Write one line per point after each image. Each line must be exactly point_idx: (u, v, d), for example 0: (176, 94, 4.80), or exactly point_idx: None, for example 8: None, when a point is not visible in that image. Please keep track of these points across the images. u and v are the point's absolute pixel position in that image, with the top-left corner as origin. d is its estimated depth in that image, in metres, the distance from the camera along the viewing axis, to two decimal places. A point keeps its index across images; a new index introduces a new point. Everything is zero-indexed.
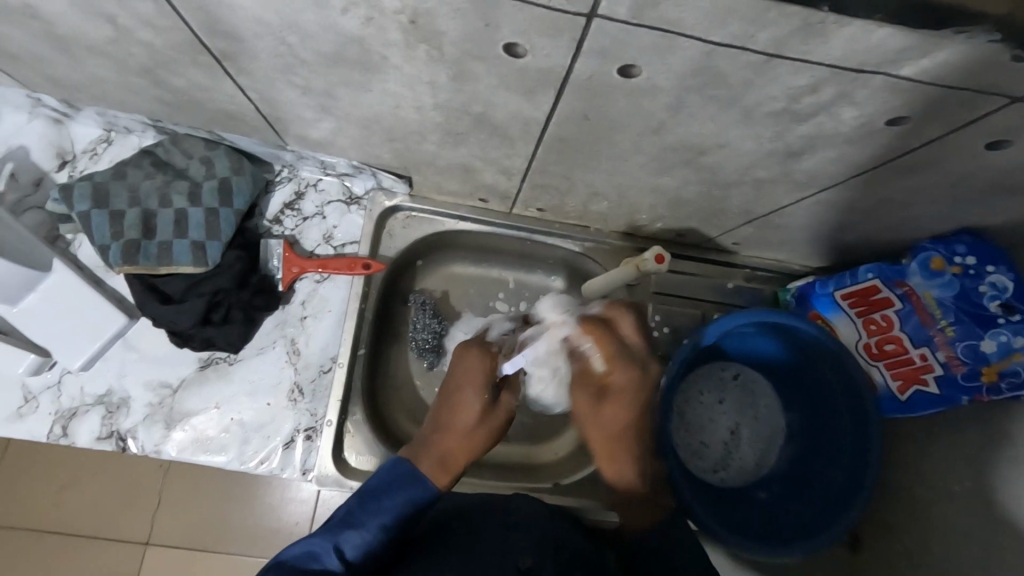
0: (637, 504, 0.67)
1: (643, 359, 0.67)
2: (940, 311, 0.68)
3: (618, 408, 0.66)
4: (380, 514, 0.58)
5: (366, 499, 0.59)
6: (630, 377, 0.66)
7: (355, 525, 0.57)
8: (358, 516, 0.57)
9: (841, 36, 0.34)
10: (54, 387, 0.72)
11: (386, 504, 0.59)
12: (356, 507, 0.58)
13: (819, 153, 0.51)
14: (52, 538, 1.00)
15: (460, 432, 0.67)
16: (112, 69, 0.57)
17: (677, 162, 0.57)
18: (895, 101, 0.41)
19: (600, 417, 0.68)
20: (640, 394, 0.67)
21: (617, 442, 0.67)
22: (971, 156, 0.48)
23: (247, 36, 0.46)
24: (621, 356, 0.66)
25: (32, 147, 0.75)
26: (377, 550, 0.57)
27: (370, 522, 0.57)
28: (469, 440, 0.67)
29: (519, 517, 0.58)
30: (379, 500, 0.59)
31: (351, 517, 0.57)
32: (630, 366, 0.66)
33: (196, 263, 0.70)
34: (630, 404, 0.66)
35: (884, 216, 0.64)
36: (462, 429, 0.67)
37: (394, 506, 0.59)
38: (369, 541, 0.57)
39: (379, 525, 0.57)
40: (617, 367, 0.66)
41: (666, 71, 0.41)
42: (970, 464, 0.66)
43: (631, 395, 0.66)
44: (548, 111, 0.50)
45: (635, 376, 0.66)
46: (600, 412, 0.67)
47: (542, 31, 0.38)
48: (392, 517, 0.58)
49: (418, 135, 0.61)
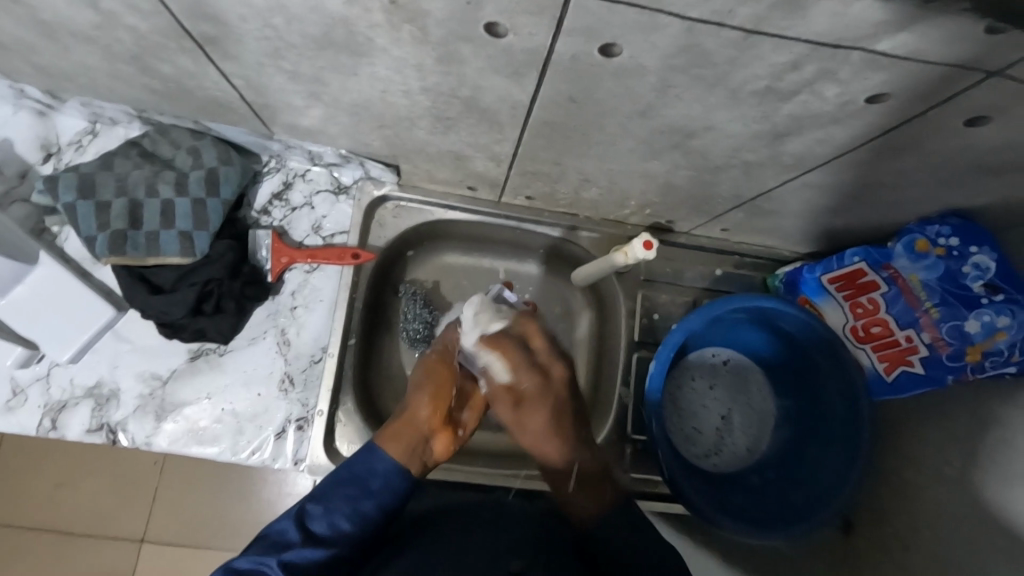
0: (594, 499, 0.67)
1: (547, 364, 0.72)
2: (925, 293, 0.68)
3: (538, 414, 0.70)
4: (345, 488, 0.59)
5: (334, 478, 0.60)
6: (530, 381, 0.70)
7: (319, 500, 0.58)
8: (325, 493, 0.59)
9: (821, 10, 0.35)
10: (43, 380, 0.72)
11: (352, 478, 0.60)
12: (324, 486, 0.60)
13: (804, 134, 0.51)
14: (44, 535, 1.00)
15: (434, 400, 0.69)
16: (97, 57, 0.57)
17: (664, 146, 0.57)
18: (876, 78, 0.41)
19: (522, 424, 0.71)
20: (549, 394, 0.71)
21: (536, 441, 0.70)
22: (954, 135, 0.49)
23: (233, 19, 0.46)
24: (526, 365, 0.71)
25: (17, 139, 0.75)
26: (348, 527, 0.58)
27: (335, 497, 0.58)
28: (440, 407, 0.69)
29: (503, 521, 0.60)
30: (348, 476, 0.60)
31: (318, 494, 0.59)
32: (535, 373, 0.71)
33: (184, 253, 0.70)
34: (542, 410, 0.70)
35: (869, 199, 0.65)
36: (426, 399, 0.69)
37: (362, 480, 0.60)
38: (336, 515, 0.58)
39: (344, 498, 0.59)
40: (523, 376, 0.71)
41: (650, 50, 0.41)
42: (957, 445, 0.67)
43: (540, 397, 0.70)
44: (535, 94, 0.50)
45: (539, 382, 0.71)
46: (524, 423, 0.71)
47: (527, 9, 0.39)
48: (358, 491, 0.59)
49: (406, 121, 0.61)
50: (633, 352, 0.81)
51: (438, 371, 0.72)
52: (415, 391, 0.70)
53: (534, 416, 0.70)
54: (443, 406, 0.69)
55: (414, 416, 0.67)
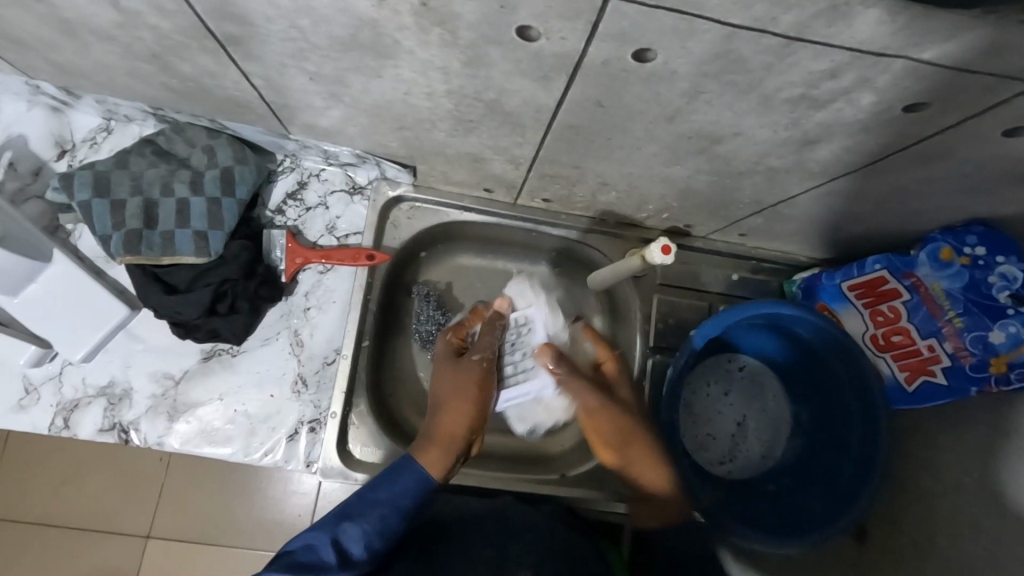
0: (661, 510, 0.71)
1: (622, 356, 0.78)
2: (948, 302, 0.67)
3: (632, 396, 0.74)
4: (381, 507, 0.57)
5: (367, 494, 0.58)
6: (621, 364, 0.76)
7: (355, 520, 0.56)
8: (360, 511, 0.56)
9: (867, 19, 0.34)
10: (56, 379, 0.72)
11: (387, 499, 0.58)
12: (356, 501, 0.57)
13: (833, 142, 0.50)
14: (53, 531, 0.99)
15: (470, 406, 0.68)
16: (117, 55, 0.56)
17: (688, 151, 0.56)
18: (916, 87, 0.40)
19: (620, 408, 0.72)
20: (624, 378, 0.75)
21: (630, 434, 0.70)
22: (989, 144, 0.48)
23: (260, 20, 0.45)
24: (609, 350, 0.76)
25: (31, 135, 0.74)
26: (377, 548, 0.56)
27: (372, 517, 0.56)
28: (476, 413, 0.68)
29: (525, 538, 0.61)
30: (384, 495, 0.58)
31: (352, 512, 0.56)
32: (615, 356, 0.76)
33: (199, 253, 0.69)
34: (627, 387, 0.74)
35: (894, 207, 0.64)
36: (468, 406, 0.68)
37: (397, 502, 0.58)
38: (370, 535, 0.55)
39: (381, 521, 0.57)
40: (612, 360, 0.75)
41: (685, 56, 0.40)
42: (979, 457, 0.65)
43: (623, 381, 0.74)
44: (562, 98, 0.49)
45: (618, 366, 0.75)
46: (625, 405, 0.72)
47: (562, 13, 0.38)
48: (393, 513, 0.57)
49: (427, 123, 0.60)
50: (649, 358, 0.80)
51: (484, 378, 0.70)
52: (451, 393, 0.69)
53: (626, 416, 0.71)
54: (483, 413, 0.69)
55: (461, 427, 0.66)
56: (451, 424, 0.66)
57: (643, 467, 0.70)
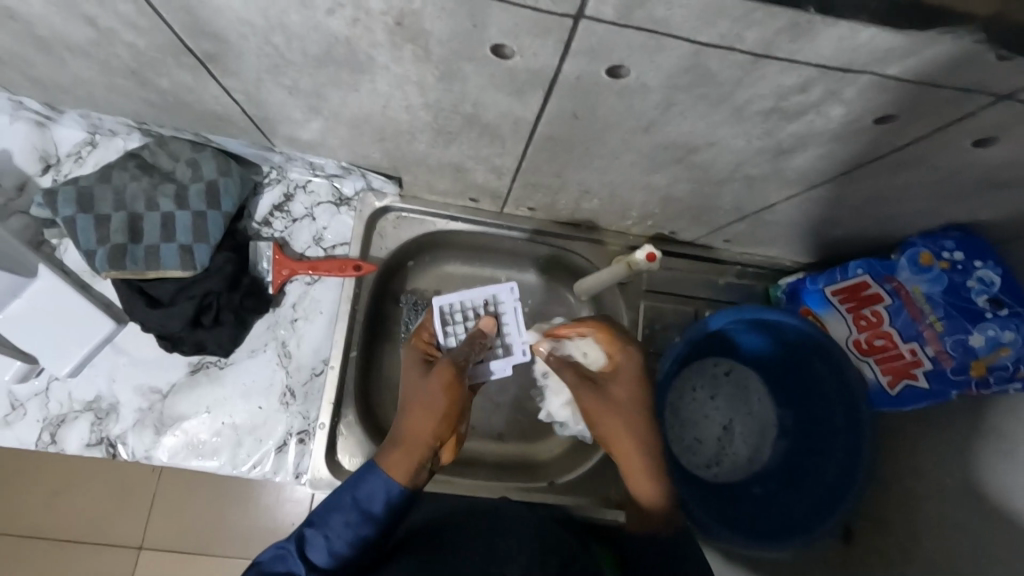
0: (655, 515, 0.62)
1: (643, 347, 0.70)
2: (928, 306, 0.68)
3: (627, 390, 0.66)
4: (345, 513, 0.57)
5: (332, 500, 0.57)
6: (627, 356, 0.67)
7: (317, 527, 0.56)
8: (323, 518, 0.56)
9: (829, 35, 0.34)
10: (42, 394, 0.72)
11: (349, 503, 0.57)
12: (320, 509, 0.57)
13: (807, 151, 0.51)
14: (43, 543, 0.99)
15: (427, 405, 0.63)
16: (95, 71, 0.57)
17: (666, 160, 0.57)
18: (881, 99, 0.41)
19: (611, 402, 0.66)
20: (633, 375, 0.67)
21: (626, 435, 0.64)
22: (960, 153, 0.48)
23: (235, 38, 0.45)
24: (620, 341, 0.68)
25: (15, 150, 0.74)
26: (347, 552, 0.56)
27: (334, 522, 0.56)
28: (436, 414, 0.63)
29: (508, 525, 0.60)
30: (349, 498, 0.57)
31: (316, 518, 0.57)
32: (627, 347, 0.68)
33: (184, 267, 0.69)
34: (632, 383, 0.66)
35: (872, 213, 0.64)
36: (437, 406, 0.63)
37: (360, 506, 0.57)
38: (334, 541, 0.55)
39: (346, 526, 0.56)
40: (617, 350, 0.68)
41: (655, 70, 0.41)
42: (955, 454, 0.67)
43: (632, 373, 0.67)
44: (539, 111, 0.50)
45: (630, 363, 0.67)
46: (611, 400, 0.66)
47: (531, 31, 0.38)
48: (358, 517, 0.57)
49: (407, 135, 0.60)
50: None
51: (454, 378, 0.64)
52: (405, 398, 0.65)
53: (621, 417, 0.65)
54: (454, 412, 0.65)
55: (429, 432, 0.62)
56: (419, 425, 0.62)
57: (626, 459, 0.65)
